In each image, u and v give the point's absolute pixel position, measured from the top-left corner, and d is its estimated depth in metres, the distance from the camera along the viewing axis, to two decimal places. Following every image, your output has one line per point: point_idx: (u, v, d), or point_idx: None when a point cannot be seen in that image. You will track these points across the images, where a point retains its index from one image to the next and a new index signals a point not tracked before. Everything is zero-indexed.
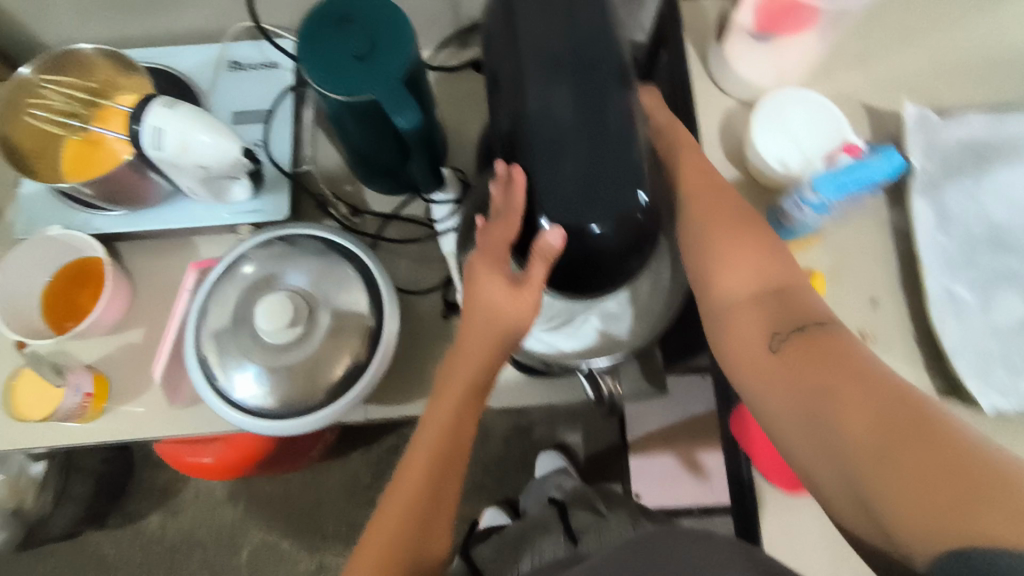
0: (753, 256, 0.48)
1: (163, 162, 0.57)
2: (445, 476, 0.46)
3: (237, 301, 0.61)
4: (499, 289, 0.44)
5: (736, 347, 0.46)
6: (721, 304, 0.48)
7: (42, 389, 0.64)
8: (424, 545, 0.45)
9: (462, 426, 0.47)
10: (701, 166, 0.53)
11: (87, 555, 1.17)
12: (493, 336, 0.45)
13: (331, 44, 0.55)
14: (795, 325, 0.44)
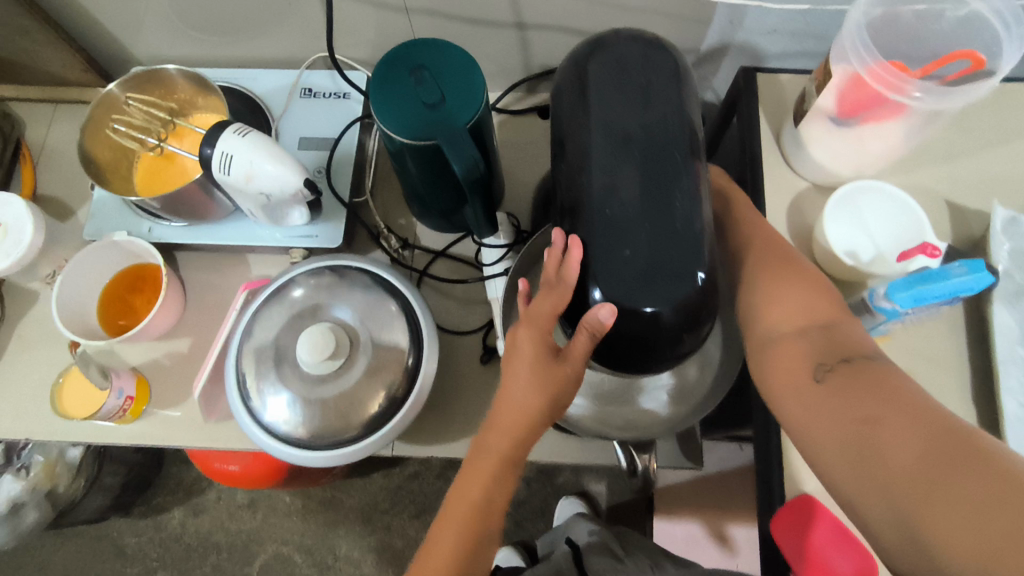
0: (798, 295, 0.48)
1: (231, 185, 0.59)
2: (478, 550, 0.44)
3: (281, 328, 0.62)
4: (540, 362, 0.43)
5: (778, 375, 0.46)
6: (766, 336, 0.48)
7: (88, 391, 0.67)
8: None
9: (496, 495, 0.45)
10: (765, 248, 0.51)
11: (109, 543, 1.21)
12: (533, 411, 0.43)
13: (401, 92, 0.56)
14: (839, 356, 0.44)
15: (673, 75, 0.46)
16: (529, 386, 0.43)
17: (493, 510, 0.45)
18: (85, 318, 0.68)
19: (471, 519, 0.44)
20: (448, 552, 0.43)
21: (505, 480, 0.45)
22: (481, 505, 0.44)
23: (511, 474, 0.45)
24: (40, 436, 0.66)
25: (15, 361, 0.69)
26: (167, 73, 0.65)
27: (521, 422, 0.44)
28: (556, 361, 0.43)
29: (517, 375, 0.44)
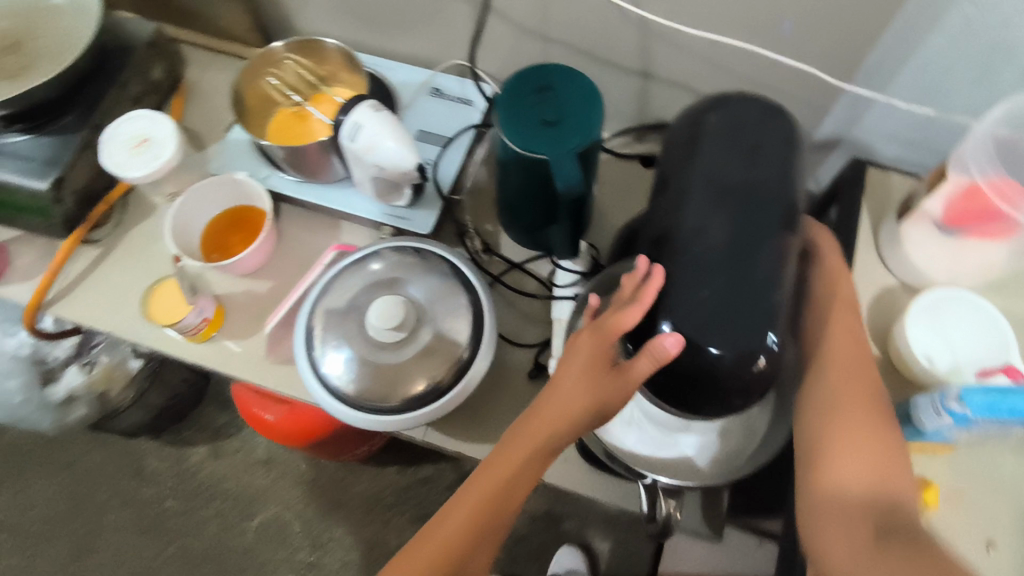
0: (868, 446, 0.48)
1: (352, 155, 0.64)
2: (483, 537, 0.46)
3: (357, 292, 0.66)
4: (594, 368, 0.46)
5: (833, 531, 0.46)
6: (829, 483, 0.48)
7: (175, 298, 0.70)
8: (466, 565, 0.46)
9: (515, 490, 0.46)
10: (842, 378, 0.51)
11: (132, 461, 1.26)
12: (576, 410, 0.46)
13: (526, 107, 0.60)
14: (901, 532, 0.45)
15: (785, 144, 0.48)
16: (581, 389, 0.46)
17: (507, 505, 0.46)
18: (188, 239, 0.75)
19: (487, 502, 0.46)
20: (457, 530, 0.46)
21: (527, 477, 0.47)
22: (498, 493, 0.46)
23: (536, 472, 0.47)
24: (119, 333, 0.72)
25: (119, 263, 0.76)
26: (325, 45, 0.72)
27: (561, 421, 0.46)
28: (610, 371, 0.45)
29: (571, 375, 0.46)
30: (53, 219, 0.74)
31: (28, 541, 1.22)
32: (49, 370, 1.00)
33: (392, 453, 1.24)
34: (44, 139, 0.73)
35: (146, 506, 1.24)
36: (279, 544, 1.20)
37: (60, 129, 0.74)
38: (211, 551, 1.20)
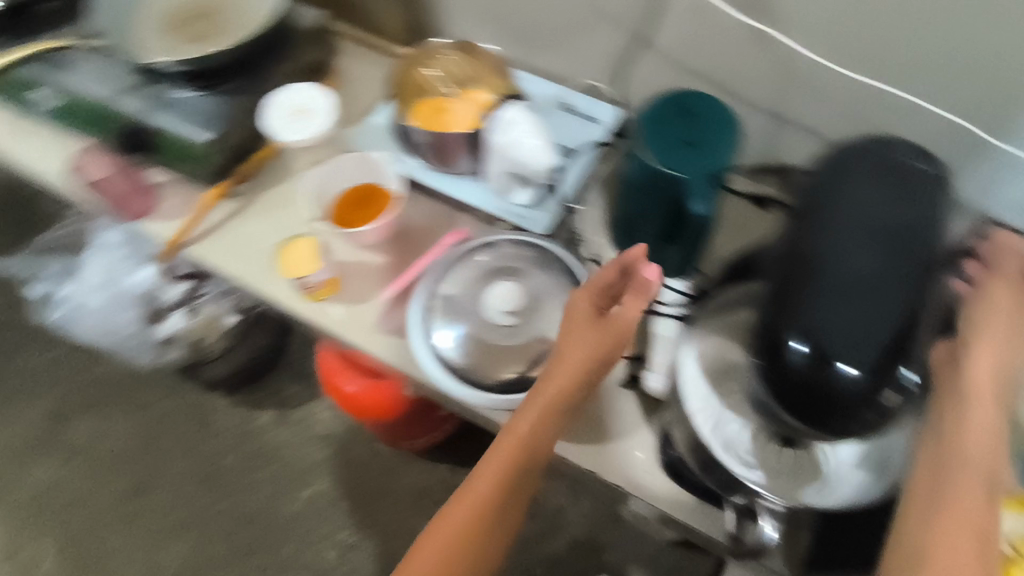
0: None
1: (497, 150, 0.70)
2: (517, 480, 0.55)
3: (474, 277, 0.69)
4: (591, 323, 0.58)
5: None
6: None
7: (307, 258, 0.78)
8: (507, 504, 0.56)
9: (540, 440, 0.56)
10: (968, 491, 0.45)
11: (201, 412, 1.31)
12: (586, 357, 0.57)
13: (669, 127, 0.63)
14: None
15: (937, 190, 0.49)
16: (586, 348, 0.57)
17: (538, 448, 0.56)
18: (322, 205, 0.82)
19: (519, 447, 0.56)
20: (497, 477, 0.55)
21: (551, 421, 0.57)
22: (528, 438, 0.56)
23: (556, 420, 0.57)
24: (247, 280, 0.79)
25: (255, 218, 0.83)
26: (481, 51, 0.79)
27: (574, 368, 0.57)
28: (606, 331, 0.57)
29: (578, 338, 0.57)
30: (206, 167, 0.82)
31: (95, 469, 1.28)
32: (160, 309, 1.06)
33: (444, 454, 1.25)
34: (214, 97, 0.82)
35: (208, 458, 1.28)
36: (326, 518, 1.22)
37: (229, 90, 0.83)
38: (260, 514, 1.23)
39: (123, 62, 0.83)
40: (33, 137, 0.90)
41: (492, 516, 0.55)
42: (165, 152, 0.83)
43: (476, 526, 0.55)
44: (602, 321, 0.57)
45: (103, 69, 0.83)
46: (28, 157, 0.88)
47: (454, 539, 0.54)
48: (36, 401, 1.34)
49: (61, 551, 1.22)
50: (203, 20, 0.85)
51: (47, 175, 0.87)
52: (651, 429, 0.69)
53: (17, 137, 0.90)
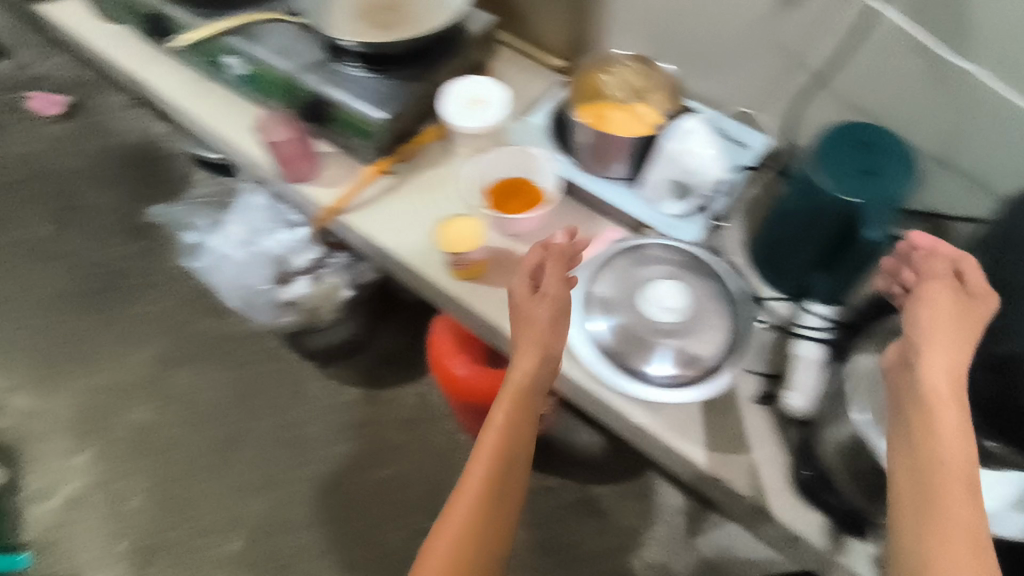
0: (970, 503, 0.49)
1: (670, 153, 0.75)
2: (515, 442, 0.64)
3: (631, 277, 0.77)
4: (537, 285, 0.70)
5: None
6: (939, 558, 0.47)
7: (466, 235, 0.82)
8: (511, 466, 0.64)
9: (515, 429, 0.64)
10: (958, 417, 0.52)
11: (293, 379, 1.36)
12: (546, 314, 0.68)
13: (846, 156, 0.66)
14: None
15: None
16: (535, 335, 0.67)
17: (526, 409, 0.65)
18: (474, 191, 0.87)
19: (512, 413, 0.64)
20: (496, 445, 0.63)
21: (533, 383, 0.66)
22: (519, 405, 0.64)
23: (538, 380, 0.66)
24: (403, 254, 0.85)
25: (411, 196, 0.89)
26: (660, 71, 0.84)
27: (539, 329, 0.67)
28: (547, 313, 0.67)
29: (527, 330, 0.67)
30: (370, 141, 0.88)
31: (187, 417, 1.33)
32: (287, 273, 1.11)
33: None
34: (388, 79, 0.89)
35: (296, 423, 1.32)
36: (402, 499, 1.25)
37: (404, 76, 0.89)
38: (340, 485, 1.26)
39: (311, 42, 0.92)
40: (217, 99, 0.99)
41: (501, 478, 0.63)
42: (338, 124, 0.89)
43: (490, 485, 0.62)
44: (540, 304, 0.68)
45: (290, 45, 0.91)
46: (212, 116, 0.97)
47: (468, 521, 0.61)
48: (147, 344, 1.41)
49: (147, 492, 1.25)
50: (391, 13, 0.92)
51: (225, 133, 0.96)
52: (778, 446, 0.71)
53: (203, 99, 0.99)
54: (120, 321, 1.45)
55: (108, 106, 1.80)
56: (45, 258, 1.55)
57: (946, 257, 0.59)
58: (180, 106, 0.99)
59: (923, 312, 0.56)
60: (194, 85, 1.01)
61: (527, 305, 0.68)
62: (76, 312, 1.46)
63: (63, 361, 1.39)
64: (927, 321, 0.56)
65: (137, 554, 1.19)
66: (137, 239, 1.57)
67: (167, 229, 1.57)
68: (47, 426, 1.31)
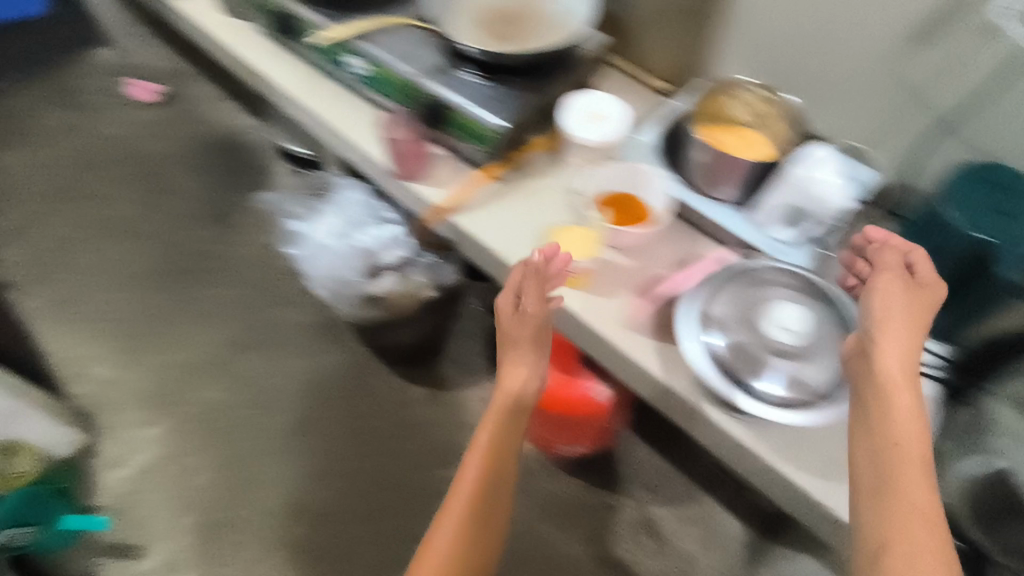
0: (902, 432, 0.63)
1: (800, 176, 0.79)
2: (502, 441, 0.77)
3: (748, 295, 0.80)
4: (523, 301, 0.80)
5: (868, 497, 0.62)
6: (867, 470, 0.63)
7: (580, 244, 0.86)
8: (501, 462, 0.76)
9: (502, 440, 0.77)
10: (892, 364, 0.67)
11: (360, 371, 1.40)
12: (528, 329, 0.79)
13: (986, 201, 0.83)
14: (893, 484, 0.61)
15: None
16: (523, 356, 0.79)
17: (511, 413, 0.77)
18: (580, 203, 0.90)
19: (500, 416, 0.77)
20: (484, 444, 0.76)
21: (518, 392, 0.78)
22: (506, 408, 0.77)
23: (520, 388, 0.78)
24: (508, 257, 0.87)
25: (517, 202, 0.92)
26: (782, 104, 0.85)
27: (523, 345, 0.79)
28: (531, 334, 0.79)
29: (517, 351, 0.79)
30: (484, 147, 0.90)
31: (255, 400, 1.37)
32: (375, 268, 1.14)
33: (580, 470, 1.28)
34: (507, 86, 0.92)
35: (362, 415, 1.35)
36: None
37: (523, 87, 0.93)
38: (400, 479, 1.29)
39: (433, 49, 0.96)
40: (333, 96, 1.04)
41: (493, 472, 0.76)
42: (453, 128, 0.92)
43: (482, 478, 0.75)
44: (525, 327, 0.78)
45: (412, 50, 0.95)
46: (327, 111, 1.02)
47: (464, 506, 0.73)
48: (222, 326, 1.46)
49: (216, 470, 1.29)
50: (513, 25, 0.95)
51: (341, 129, 1.00)
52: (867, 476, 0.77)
53: (319, 95, 1.04)
54: (198, 302, 1.50)
55: (199, 99, 1.90)
56: (131, 236, 1.62)
57: (894, 251, 0.74)
58: (299, 100, 1.04)
59: (883, 308, 0.70)
60: (310, 82, 1.06)
61: (515, 329, 0.79)
62: (157, 290, 1.52)
63: (143, 336, 1.45)
64: (884, 316, 0.70)
65: (203, 530, 1.23)
66: (218, 224, 1.63)
67: (248, 218, 1.63)
68: (125, 397, 1.36)
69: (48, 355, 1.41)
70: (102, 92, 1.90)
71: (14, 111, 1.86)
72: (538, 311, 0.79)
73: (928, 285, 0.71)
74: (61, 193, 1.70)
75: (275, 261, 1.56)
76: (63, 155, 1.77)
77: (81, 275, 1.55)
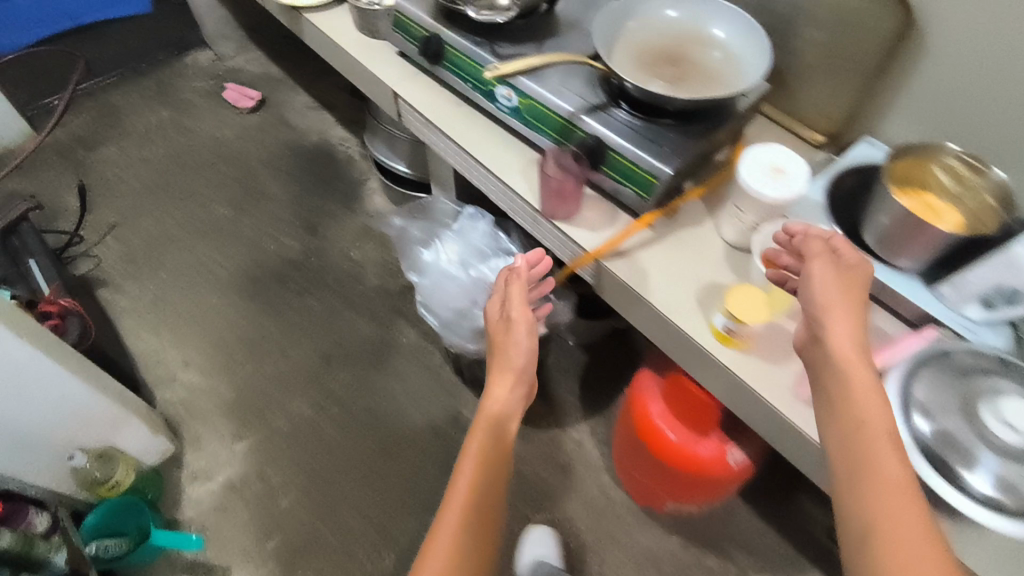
0: (865, 415, 0.61)
1: (1017, 258, 0.68)
2: (494, 444, 0.81)
3: (953, 380, 0.69)
4: (516, 307, 0.92)
5: (850, 493, 0.58)
6: (841, 464, 0.60)
7: (754, 304, 0.76)
8: (495, 464, 0.80)
9: (492, 443, 0.81)
10: (845, 346, 0.65)
11: (450, 402, 1.36)
12: (516, 333, 0.91)
13: None
14: (865, 467, 0.58)
15: None
16: (509, 366, 0.89)
17: (501, 418, 0.85)
18: (744, 262, 0.86)
19: (491, 418, 0.84)
20: (477, 447, 0.80)
21: (507, 394, 0.87)
22: (496, 409, 0.85)
23: (507, 393, 0.87)
24: (665, 310, 0.82)
25: (673, 252, 0.87)
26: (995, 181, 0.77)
27: (510, 353, 0.90)
28: (519, 334, 0.90)
29: (504, 362, 0.90)
30: (648, 197, 0.85)
31: (343, 420, 1.33)
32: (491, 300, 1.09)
33: (680, 529, 1.22)
34: (676, 134, 0.87)
35: (449, 445, 1.31)
36: None
37: (689, 131, 0.88)
38: None
39: (591, 87, 0.92)
40: (476, 128, 1.01)
41: (488, 469, 0.78)
42: (612, 171, 0.88)
43: (479, 476, 0.77)
44: (513, 331, 0.91)
45: (568, 87, 0.92)
46: (471, 143, 0.99)
47: (465, 503, 0.74)
48: (310, 340, 1.44)
49: (301, 491, 1.25)
50: (677, 67, 0.91)
51: (483, 160, 0.97)
52: None
53: (459, 124, 1.02)
54: (287, 312, 1.48)
55: (292, 106, 1.91)
56: (221, 240, 1.61)
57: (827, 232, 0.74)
58: (439, 128, 1.02)
59: (823, 291, 0.69)
60: (450, 109, 1.04)
61: (502, 336, 0.92)
62: (246, 298, 1.51)
63: (231, 343, 1.43)
64: (826, 298, 0.69)
65: (286, 554, 1.18)
66: (309, 236, 1.62)
67: (339, 231, 1.63)
68: (212, 405, 1.34)
69: (138, 357, 1.40)
70: (200, 97, 1.94)
71: (116, 110, 1.90)
72: (523, 320, 0.92)
73: (857, 263, 0.72)
74: (155, 192, 1.70)
75: (367, 278, 1.54)
76: (157, 154, 1.79)
77: (171, 275, 1.54)
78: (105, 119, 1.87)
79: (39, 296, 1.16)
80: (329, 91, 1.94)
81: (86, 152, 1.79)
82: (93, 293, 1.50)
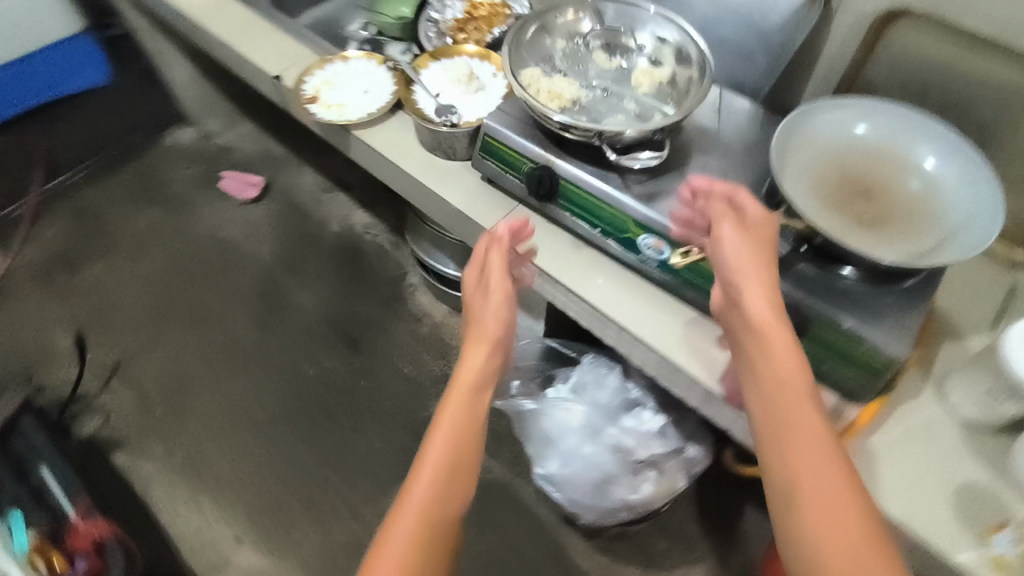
0: (788, 379, 0.58)
1: None
2: (476, 416, 0.66)
3: None
4: (497, 264, 0.76)
5: (778, 460, 0.55)
6: (764, 431, 0.58)
7: None
8: (469, 443, 0.64)
9: (473, 409, 0.67)
10: (765, 310, 0.61)
11: (556, 548, 1.18)
12: (502, 295, 0.74)
13: None
14: (783, 429, 0.56)
15: None
16: (482, 332, 0.73)
17: (480, 390, 0.69)
18: (988, 451, 0.70)
19: (467, 386, 0.68)
20: (453, 423, 0.65)
21: (488, 360, 0.71)
22: (479, 376, 0.69)
23: (490, 362, 0.71)
24: (921, 531, 0.65)
25: (900, 444, 0.71)
26: None
27: (497, 317, 0.73)
28: (501, 292, 0.74)
29: (476, 328, 0.73)
30: (874, 382, 0.69)
31: None
32: (633, 466, 0.91)
33: None
34: (887, 295, 0.70)
35: None
36: None
37: (899, 290, 0.70)
38: None
39: None
40: (606, 281, 0.83)
41: (468, 451, 0.64)
42: (816, 346, 0.71)
43: (455, 462, 0.62)
44: (487, 299, 0.75)
45: None
46: (606, 302, 0.81)
47: (435, 495, 0.60)
48: (377, 488, 1.23)
49: None
50: (868, 202, 0.72)
51: (627, 323, 0.79)
52: None
53: (585, 275, 0.83)
54: (345, 456, 1.27)
55: (301, 190, 1.67)
56: (249, 370, 1.39)
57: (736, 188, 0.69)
58: (557, 281, 0.83)
59: (735, 255, 0.65)
60: (563, 256, 0.84)
61: (476, 305, 0.76)
62: (293, 439, 1.30)
63: (285, 504, 1.22)
64: (739, 258, 0.64)
65: None
66: (352, 352, 1.40)
67: (385, 344, 1.41)
68: None
69: (178, 539, 1.18)
70: (190, 188, 1.68)
71: (93, 215, 1.64)
72: (503, 286, 0.75)
73: (764, 218, 0.67)
74: (160, 316, 1.46)
75: (428, 400, 1.33)
76: (155, 268, 1.54)
77: (197, 424, 1.31)
78: (83, 229, 1.61)
79: (66, 522, 0.92)
80: (340, 168, 1.71)
81: (68, 275, 1.52)
82: (110, 461, 1.27)
